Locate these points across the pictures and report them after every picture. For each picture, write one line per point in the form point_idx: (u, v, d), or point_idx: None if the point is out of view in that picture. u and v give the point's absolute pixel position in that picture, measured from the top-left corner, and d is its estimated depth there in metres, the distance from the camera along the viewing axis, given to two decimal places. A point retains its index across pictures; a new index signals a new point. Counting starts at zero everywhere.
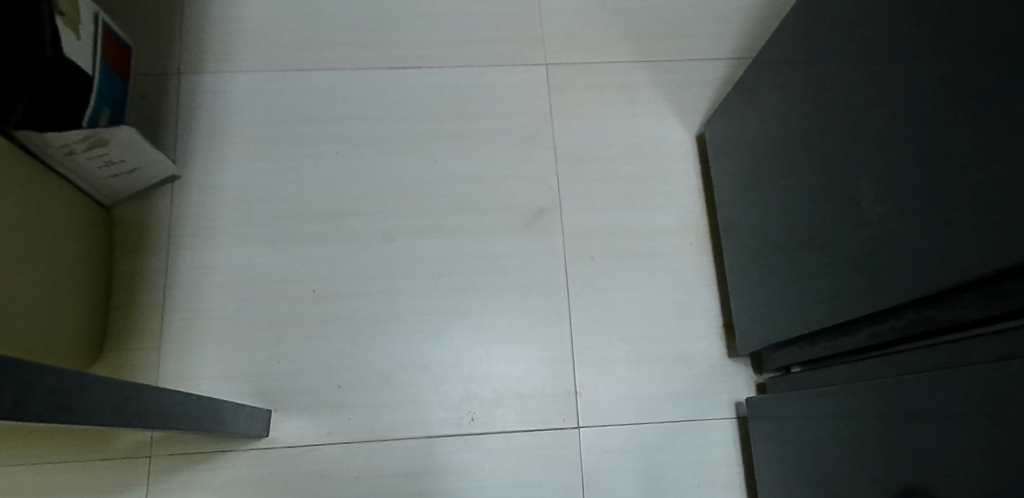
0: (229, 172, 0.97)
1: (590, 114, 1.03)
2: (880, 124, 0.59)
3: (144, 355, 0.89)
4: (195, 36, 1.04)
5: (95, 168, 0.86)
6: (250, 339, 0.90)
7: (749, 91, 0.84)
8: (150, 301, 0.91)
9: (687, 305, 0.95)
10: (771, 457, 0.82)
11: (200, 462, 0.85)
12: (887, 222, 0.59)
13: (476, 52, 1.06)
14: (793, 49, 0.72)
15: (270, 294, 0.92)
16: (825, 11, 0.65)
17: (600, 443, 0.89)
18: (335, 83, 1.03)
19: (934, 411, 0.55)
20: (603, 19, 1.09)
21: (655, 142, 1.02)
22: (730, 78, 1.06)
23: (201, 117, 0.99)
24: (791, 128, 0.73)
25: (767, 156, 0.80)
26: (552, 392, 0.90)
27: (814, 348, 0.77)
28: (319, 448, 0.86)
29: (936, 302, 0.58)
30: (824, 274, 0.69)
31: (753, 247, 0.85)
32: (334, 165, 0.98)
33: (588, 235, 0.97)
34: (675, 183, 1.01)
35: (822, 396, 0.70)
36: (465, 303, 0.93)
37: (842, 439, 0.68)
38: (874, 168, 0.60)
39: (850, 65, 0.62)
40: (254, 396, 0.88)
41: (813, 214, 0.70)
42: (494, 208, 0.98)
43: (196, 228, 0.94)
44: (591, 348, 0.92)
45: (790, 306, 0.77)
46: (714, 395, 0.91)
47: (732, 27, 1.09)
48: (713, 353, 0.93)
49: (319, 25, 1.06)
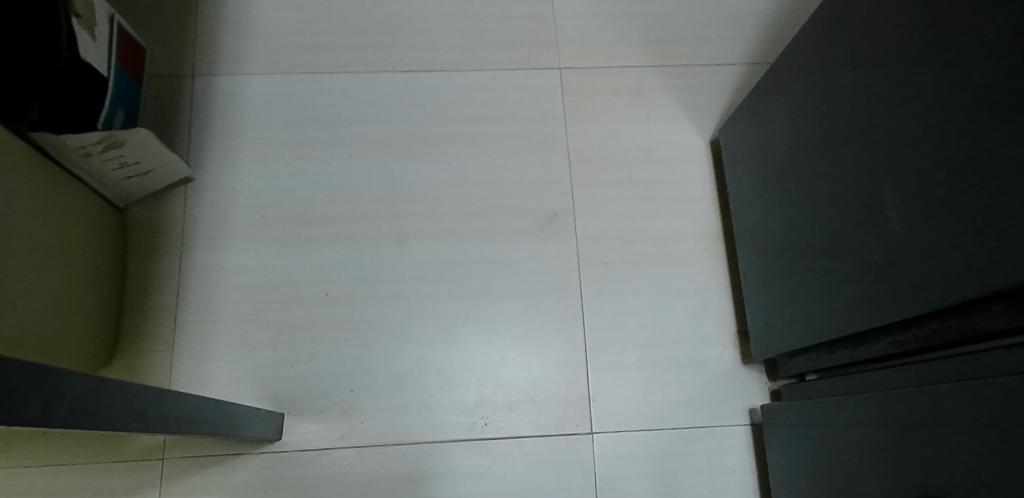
0: (242, 174, 0.97)
1: (604, 118, 1.03)
2: (903, 133, 0.58)
3: (157, 357, 0.89)
4: (209, 38, 1.04)
5: (110, 169, 0.86)
6: (263, 342, 0.90)
7: (766, 96, 0.83)
8: (164, 303, 0.91)
9: (701, 311, 0.94)
10: (786, 465, 0.81)
11: (213, 465, 0.85)
12: (911, 231, 0.59)
13: (489, 56, 1.06)
14: (813, 56, 0.72)
15: (284, 297, 0.92)
16: (847, 17, 0.65)
17: (613, 449, 0.88)
18: (349, 86, 1.03)
19: (956, 422, 0.54)
20: (617, 23, 1.09)
21: (669, 147, 1.02)
22: (745, 83, 1.06)
23: (215, 119, 0.99)
24: (810, 135, 0.73)
25: (785, 163, 0.79)
26: (566, 397, 0.90)
27: (830, 356, 0.77)
28: (332, 452, 0.86)
29: (960, 312, 0.58)
30: (844, 282, 0.69)
31: (769, 254, 0.85)
32: (348, 168, 0.98)
33: (602, 240, 0.97)
34: (689, 187, 1.00)
35: (840, 405, 0.70)
36: (478, 308, 0.93)
37: (859, 448, 0.67)
38: (898, 176, 0.59)
39: (871, 74, 0.62)
40: (267, 399, 0.88)
41: (833, 222, 0.70)
42: (507, 212, 0.97)
43: (209, 231, 0.94)
44: (604, 354, 0.92)
45: (808, 313, 0.77)
46: (727, 401, 0.91)
47: (747, 32, 1.08)
48: (726, 360, 0.93)
49: (333, 28, 1.06)
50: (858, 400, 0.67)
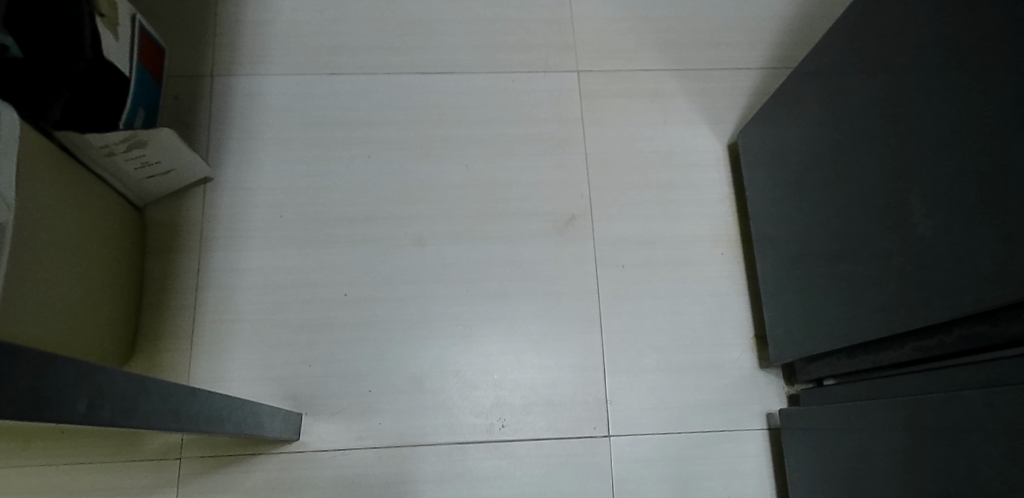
0: (261, 174, 0.97)
1: (622, 121, 1.03)
2: (931, 138, 0.58)
3: (175, 355, 0.89)
4: (228, 39, 1.04)
5: (131, 169, 0.87)
6: (281, 341, 0.90)
7: (787, 101, 0.84)
8: (182, 302, 0.91)
9: (719, 314, 0.95)
10: (804, 469, 0.81)
11: (230, 465, 0.85)
12: (940, 236, 0.59)
13: (508, 59, 1.06)
14: (837, 61, 0.72)
15: (302, 297, 0.92)
16: (874, 22, 0.65)
17: (631, 452, 0.88)
18: (367, 87, 1.03)
19: (982, 427, 0.54)
20: (635, 26, 1.09)
21: (687, 150, 1.02)
22: (763, 87, 1.06)
23: (234, 119, 1.00)
24: (834, 141, 0.73)
25: (807, 168, 0.79)
26: (583, 400, 0.90)
27: (852, 361, 0.77)
28: (349, 452, 0.86)
29: (990, 318, 0.58)
30: (868, 287, 0.69)
31: (790, 258, 0.85)
32: (366, 170, 0.98)
33: (620, 243, 0.97)
34: (706, 191, 1.00)
35: (863, 409, 0.70)
36: (496, 309, 0.93)
37: (881, 453, 0.67)
38: (926, 182, 0.59)
39: (898, 79, 0.62)
40: (285, 399, 0.88)
41: (858, 226, 0.70)
42: (525, 214, 0.98)
43: (228, 231, 0.94)
44: (622, 357, 0.92)
45: (829, 318, 0.77)
46: (745, 405, 0.91)
47: (765, 37, 1.09)
48: (744, 364, 0.93)
49: (352, 29, 1.06)
50: (880, 405, 0.67)
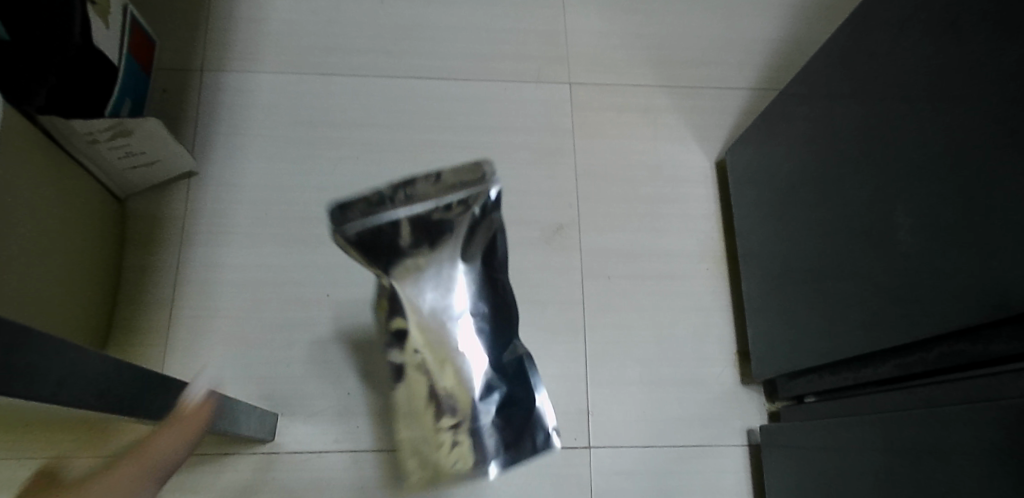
0: (247, 171, 0.96)
1: (612, 134, 1.04)
2: (915, 157, 0.59)
3: (150, 350, 0.86)
4: (220, 34, 1.04)
5: (114, 158, 0.85)
6: (259, 341, 0.88)
7: (775, 119, 0.85)
8: (159, 295, 0.89)
9: (702, 329, 0.95)
10: (783, 486, 0.81)
11: (200, 465, 0.82)
12: (923, 254, 0.59)
13: (501, 68, 1.07)
14: (824, 83, 0.73)
15: (283, 297, 0.91)
16: (863, 43, 0.66)
17: (610, 464, 0.88)
18: (359, 90, 1.02)
19: (962, 444, 0.54)
20: (628, 42, 1.10)
21: (675, 166, 1.03)
22: (752, 107, 1.08)
23: (223, 116, 0.99)
24: (819, 160, 0.75)
25: (793, 184, 0.80)
26: (564, 410, 0.89)
27: (833, 378, 0.77)
28: (323, 456, 0.84)
29: (971, 336, 0.58)
30: (849, 303, 0.70)
31: (774, 274, 0.86)
32: (355, 171, 0.98)
33: (608, 255, 0.97)
34: (693, 206, 1.01)
35: (845, 427, 0.70)
36: None
37: (862, 471, 0.67)
38: (910, 199, 0.60)
39: (884, 99, 0.63)
40: (261, 400, 0.86)
41: (843, 241, 0.71)
42: (512, 222, 0.97)
43: (211, 226, 0.93)
44: (605, 368, 0.92)
45: (810, 336, 0.78)
46: (726, 421, 0.91)
47: (755, 58, 1.11)
48: (726, 379, 0.93)
49: (346, 32, 1.06)
50: (862, 422, 0.67)
